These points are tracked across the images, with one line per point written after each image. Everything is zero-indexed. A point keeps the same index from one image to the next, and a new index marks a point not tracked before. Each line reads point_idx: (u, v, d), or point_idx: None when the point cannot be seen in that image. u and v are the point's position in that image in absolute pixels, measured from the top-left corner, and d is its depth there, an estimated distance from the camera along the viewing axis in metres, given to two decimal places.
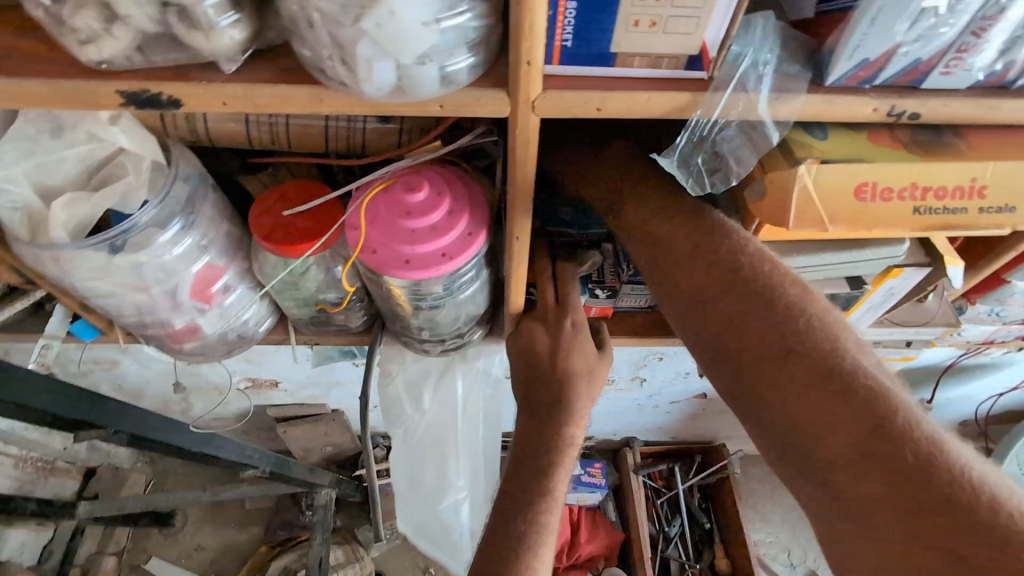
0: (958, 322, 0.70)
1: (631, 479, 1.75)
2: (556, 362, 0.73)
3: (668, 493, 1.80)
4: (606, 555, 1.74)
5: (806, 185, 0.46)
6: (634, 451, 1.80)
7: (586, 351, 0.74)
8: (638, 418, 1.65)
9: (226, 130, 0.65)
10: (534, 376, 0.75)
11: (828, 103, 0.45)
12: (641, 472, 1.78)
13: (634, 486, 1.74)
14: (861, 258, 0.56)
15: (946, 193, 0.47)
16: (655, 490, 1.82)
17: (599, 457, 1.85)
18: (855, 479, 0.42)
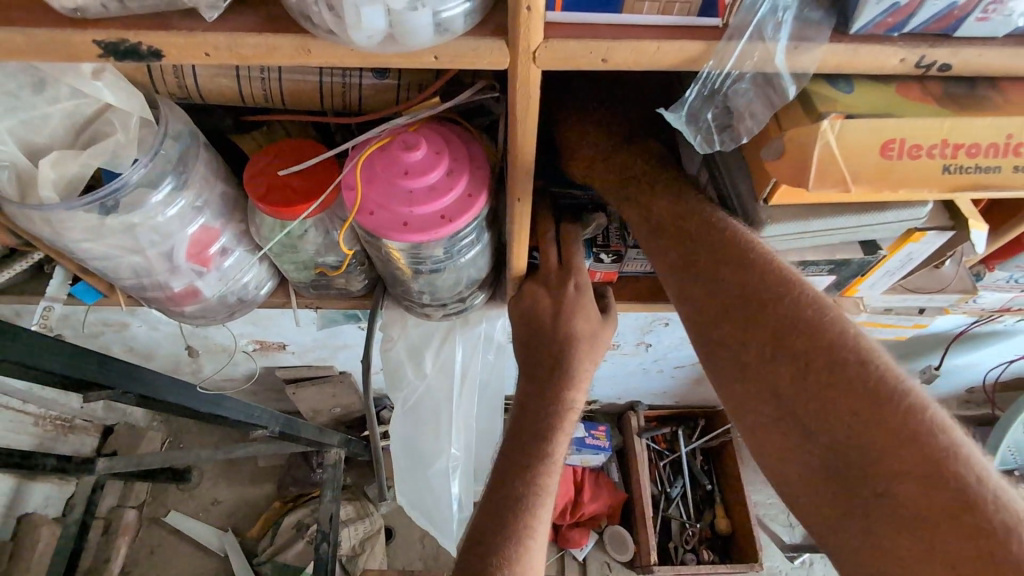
0: (974, 289, 0.67)
1: (634, 441, 1.77)
2: (557, 326, 0.73)
3: (671, 455, 1.83)
4: (608, 514, 1.79)
5: (829, 142, 0.43)
6: (638, 414, 1.81)
7: (588, 316, 0.73)
8: (643, 382, 1.65)
9: (217, 86, 0.62)
10: (534, 339, 0.74)
11: (852, 53, 0.42)
12: (644, 435, 1.79)
13: (638, 448, 1.76)
14: (879, 222, 0.53)
15: (979, 150, 0.43)
16: (659, 452, 1.84)
17: (603, 420, 1.87)
18: (877, 493, 0.43)
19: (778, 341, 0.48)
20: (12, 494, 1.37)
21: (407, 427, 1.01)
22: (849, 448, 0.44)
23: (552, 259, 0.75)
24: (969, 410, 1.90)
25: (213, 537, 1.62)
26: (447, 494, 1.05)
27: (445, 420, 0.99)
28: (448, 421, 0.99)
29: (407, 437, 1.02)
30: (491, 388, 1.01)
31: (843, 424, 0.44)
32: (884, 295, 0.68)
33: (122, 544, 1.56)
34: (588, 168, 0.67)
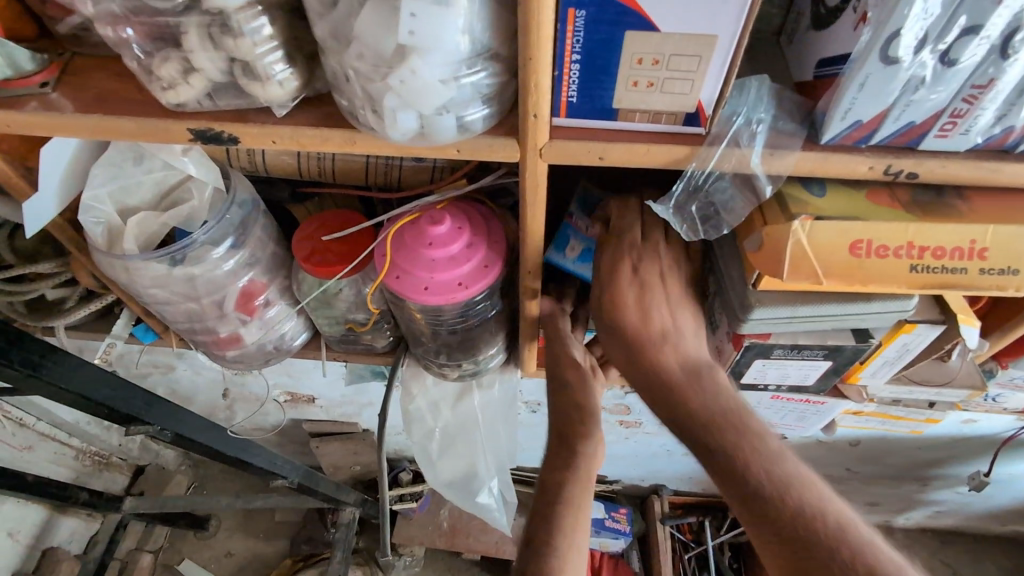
0: (984, 387, 0.67)
1: (658, 528, 1.69)
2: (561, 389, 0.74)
3: (697, 548, 1.72)
4: None
5: (800, 239, 0.48)
6: (661, 499, 1.73)
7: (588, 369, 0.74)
8: (666, 464, 1.61)
9: (280, 163, 0.73)
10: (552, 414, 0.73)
11: (823, 160, 0.47)
12: (668, 522, 1.71)
13: (660, 536, 1.67)
14: (866, 312, 0.56)
15: (944, 253, 0.47)
16: (684, 543, 1.74)
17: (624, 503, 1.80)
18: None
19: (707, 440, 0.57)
20: (43, 525, 1.42)
21: (434, 468, 1.03)
22: (773, 545, 0.50)
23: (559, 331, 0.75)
24: None
25: None
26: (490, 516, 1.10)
27: (474, 460, 1.02)
28: (479, 456, 1.02)
29: (437, 476, 1.04)
30: (509, 423, 1.01)
31: (757, 514, 0.52)
32: (887, 384, 0.69)
33: None
34: (637, 284, 0.63)
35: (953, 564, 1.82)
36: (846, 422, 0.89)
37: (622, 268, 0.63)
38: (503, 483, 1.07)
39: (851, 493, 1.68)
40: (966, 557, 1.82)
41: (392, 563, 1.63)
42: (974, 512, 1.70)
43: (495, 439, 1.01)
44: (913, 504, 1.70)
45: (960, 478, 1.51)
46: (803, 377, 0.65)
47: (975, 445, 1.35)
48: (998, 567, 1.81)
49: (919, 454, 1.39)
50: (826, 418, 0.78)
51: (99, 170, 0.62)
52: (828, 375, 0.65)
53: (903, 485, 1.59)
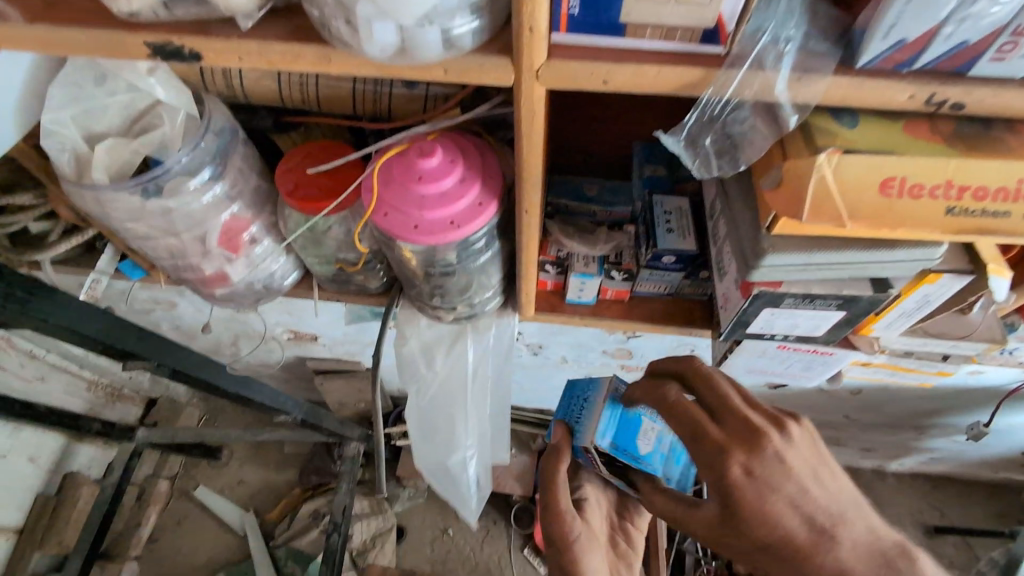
0: (1003, 340, 0.64)
1: None
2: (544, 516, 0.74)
3: None
4: None
5: (825, 176, 0.43)
6: None
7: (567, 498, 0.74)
8: None
9: (260, 88, 0.68)
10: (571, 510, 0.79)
11: (858, 86, 0.42)
12: None
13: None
14: (889, 259, 0.51)
15: (987, 194, 0.42)
16: None
17: None
18: None
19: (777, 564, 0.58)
20: (61, 453, 1.44)
21: (420, 413, 1.02)
22: None
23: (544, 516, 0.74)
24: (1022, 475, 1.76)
25: (236, 515, 1.68)
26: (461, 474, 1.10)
27: (460, 413, 1.01)
28: (462, 418, 1.02)
29: (421, 422, 1.04)
30: (498, 386, 1.01)
31: None
32: (901, 336, 0.66)
33: (152, 512, 1.63)
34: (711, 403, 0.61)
35: (941, 507, 1.86)
36: (852, 373, 0.86)
37: (732, 472, 0.56)
38: (482, 443, 1.07)
39: (848, 439, 1.70)
40: (954, 501, 1.86)
41: (397, 494, 1.68)
42: (969, 459, 1.72)
43: (483, 394, 1.00)
44: (907, 451, 1.72)
45: (959, 427, 1.51)
46: (813, 327, 0.62)
47: (979, 396, 1.33)
48: (986, 512, 1.85)
49: (920, 404, 1.38)
50: (832, 370, 0.75)
51: (57, 91, 0.57)
52: (841, 329, 0.62)
53: (900, 432, 1.60)
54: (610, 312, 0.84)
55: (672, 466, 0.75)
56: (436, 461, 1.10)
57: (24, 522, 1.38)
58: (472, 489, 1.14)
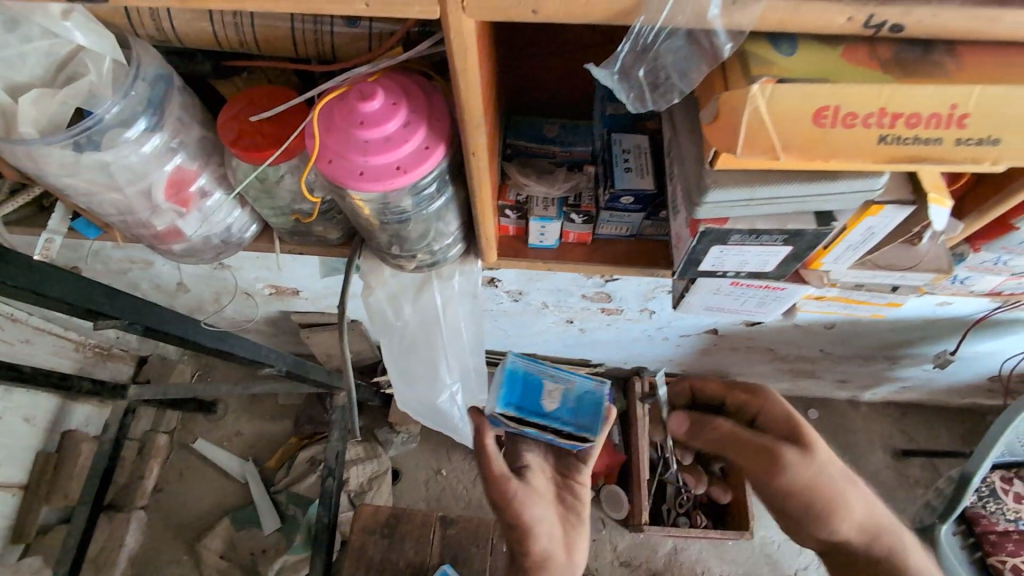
0: (950, 270, 0.64)
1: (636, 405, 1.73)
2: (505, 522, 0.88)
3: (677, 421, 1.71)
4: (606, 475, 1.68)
5: (759, 107, 0.42)
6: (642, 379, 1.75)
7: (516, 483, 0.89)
8: (649, 349, 1.64)
9: (194, 30, 0.64)
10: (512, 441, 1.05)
11: (795, 9, 0.40)
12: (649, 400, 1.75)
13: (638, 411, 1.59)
14: (830, 192, 0.51)
15: (919, 121, 0.41)
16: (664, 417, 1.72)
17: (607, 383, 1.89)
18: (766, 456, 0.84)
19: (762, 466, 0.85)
20: (57, 411, 1.47)
21: (398, 358, 1.03)
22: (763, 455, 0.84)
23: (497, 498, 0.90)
24: (987, 399, 1.84)
25: (235, 464, 1.73)
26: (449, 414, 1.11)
27: (437, 356, 1.01)
28: (442, 359, 1.02)
29: (399, 367, 1.03)
30: (475, 328, 1.00)
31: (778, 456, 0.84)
32: (851, 269, 0.67)
33: (154, 465, 1.69)
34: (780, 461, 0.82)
35: (911, 432, 1.95)
36: (809, 307, 0.88)
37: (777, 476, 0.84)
38: (466, 383, 1.07)
39: (824, 372, 1.76)
40: (925, 426, 1.95)
41: (390, 439, 1.74)
42: (938, 387, 1.79)
43: (459, 337, 1.00)
44: (880, 381, 1.78)
45: (928, 356, 1.56)
46: (762, 263, 0.62)
47: (947, 326, 1.37)
48: (953, 435, 1.94)
49: (890, 336, 1.42)
50: (786, 304, 0.76)
51: None
52: (787, 259, 0.61)
53: (873, 364, 1.65)
54: (572, 255, 0.85)
55: (581, 416, 1.00)
56: (420, 404, 1.10)
57: (29, 479, 1.42)
58: (466, 427, 1.13)
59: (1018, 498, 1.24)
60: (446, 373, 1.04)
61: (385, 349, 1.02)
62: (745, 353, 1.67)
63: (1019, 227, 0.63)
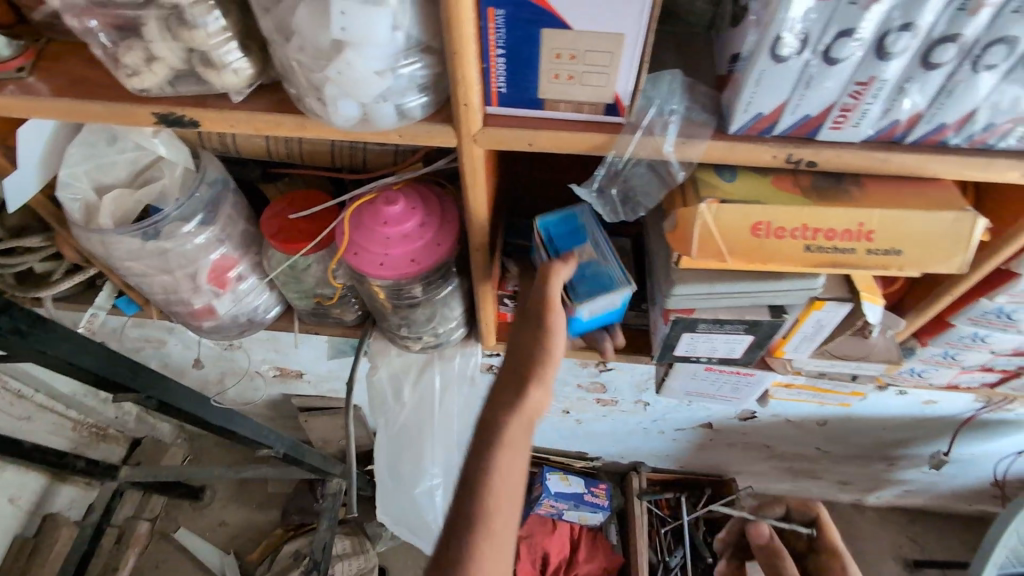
0: (899, 359, 0.72)
1: (636, 503, 1.84)
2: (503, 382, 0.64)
3: (673, 522, 1.86)
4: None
5: (707, 220, 0.52)
6: (640, 475, 1.88)
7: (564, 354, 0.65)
8: (644, 442, 1.74)
9: (250, 144, 0.78)
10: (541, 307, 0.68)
11: (731, 148, 0.52)
12: (646, 497, 1.86)
13: (637, 510, 1.82)
14: (775, 289, 0.61)
15: (834, 235, 0.52)
16: (661, 518, 1.89)
17: (605, 478, 1.97)
18: None
19: None
20: (43, 493, 1.47)
21: (393, 441, 1.08)
22: None
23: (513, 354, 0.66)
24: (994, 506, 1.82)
25: (216, 556, 1.68)
26: (429, 507, 1.13)
27: (428, 443, 1.06)
28: (428, 447, 1.07)
29: (393, 450, 1.09)
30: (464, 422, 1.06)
31: None
32: (812, 358, 0.74)
33: (132, 555, 1.63)
34: None
35: (920, 541, 1.90)
36: (781, 395, 0.93)
37: None
38: (449, 475, 1.11)
39: (823, 472, 1.76)
40: (934, 535, 1.90)
41: (379, 533, 1.70)
42: (941, 491, 1.78)
43: (450, 428, 1.05)
44: (881, 483, 1.78)
45: (923, 457, 1.58)
46: (730, 349, 0.70)
47: (933, 425, 1.42)
48: (964, 545, 1.89)
49: (881, 435, 1.46)
50: (758, 391, 0.83)
51: (75, 150, 0.67)
52: (762, 338, 0.67)
53: (870, 464, 1.66)
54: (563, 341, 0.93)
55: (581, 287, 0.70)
56: (403, 492, 1.13)
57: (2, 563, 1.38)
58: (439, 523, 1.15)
59: None
60: (432, 460, 1.08)
61: (381, 430, 1.07)
62: (742, 450, 1.70)
63: (955, 324, 0.72)
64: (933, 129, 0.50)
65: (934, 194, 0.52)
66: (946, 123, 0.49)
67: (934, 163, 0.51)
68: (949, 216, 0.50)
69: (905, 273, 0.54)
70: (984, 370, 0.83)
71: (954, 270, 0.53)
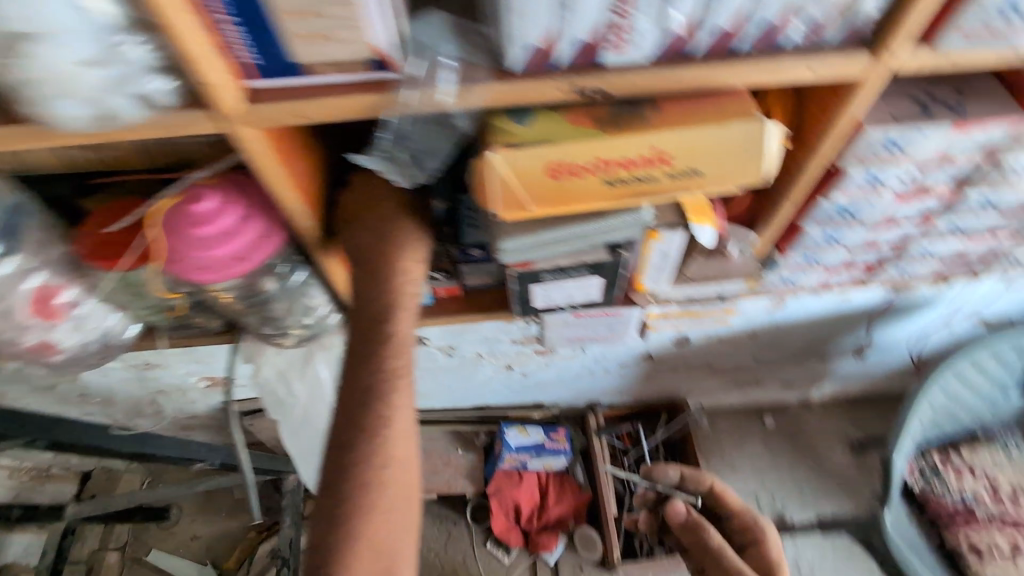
0: (757, 271, 0.76)
1: (595, 441, 1.85)
2: (357, 318, 0.61)
3: (635, 451, 1.92)
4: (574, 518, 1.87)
5: (502, 173, 0.49)
6: (596, 414, 1.89)
7: (417, 264, 0.65)
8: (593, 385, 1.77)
9: (44, 157, 0.68)
10: (362, 215, 0.67)
11: (513, 87, 0.48)
12: (605, 433, 1.88)
13: (599, 447, 1.84)
14: (605, 228, 0.58)
15: (634, 165, 0.50)
16: (624, 448, 1.94)
17: (564, 424, 1.92)
18: None
19: None
20: None
21: (293, 433, 1.06)
22: None
23: (364, 258, 0.64)
24: None
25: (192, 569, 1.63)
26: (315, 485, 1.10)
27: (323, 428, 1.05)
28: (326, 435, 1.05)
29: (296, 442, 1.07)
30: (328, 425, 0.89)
31: None
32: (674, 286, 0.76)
33: None
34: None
35: (866, 426, 1.99)
36: (659, 328, 0.96)
37: None
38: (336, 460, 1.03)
39: (766, 377, 1.83)
40: (877, 416, 2.01)
41: None
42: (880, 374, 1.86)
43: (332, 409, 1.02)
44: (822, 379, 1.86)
45: (849, 347, 1.65)
46: (587, 294, 0.69)
47: (849, 315, 1.49)
48: None
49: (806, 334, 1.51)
50: (632, 326, 0.86)
51: None
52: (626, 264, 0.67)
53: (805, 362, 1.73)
54: (446, 309, 0.91)
55: None
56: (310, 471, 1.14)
57: None
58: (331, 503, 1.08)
59: (957, 472, 1.63)
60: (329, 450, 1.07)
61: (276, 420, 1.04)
62: (685, 373, 1.74)
63: (805, 228, 0.72)
64: (712, 36, 0.47)
65: (733, 104, 0.50)
66: (722, 27, 0.46)
67: (730, 72, 0.49)
68: (741, 126, 0.48)
69: (716, 190, 0.54)
70: (845, 272, 0.87)
71: (760, 182, 0.53)
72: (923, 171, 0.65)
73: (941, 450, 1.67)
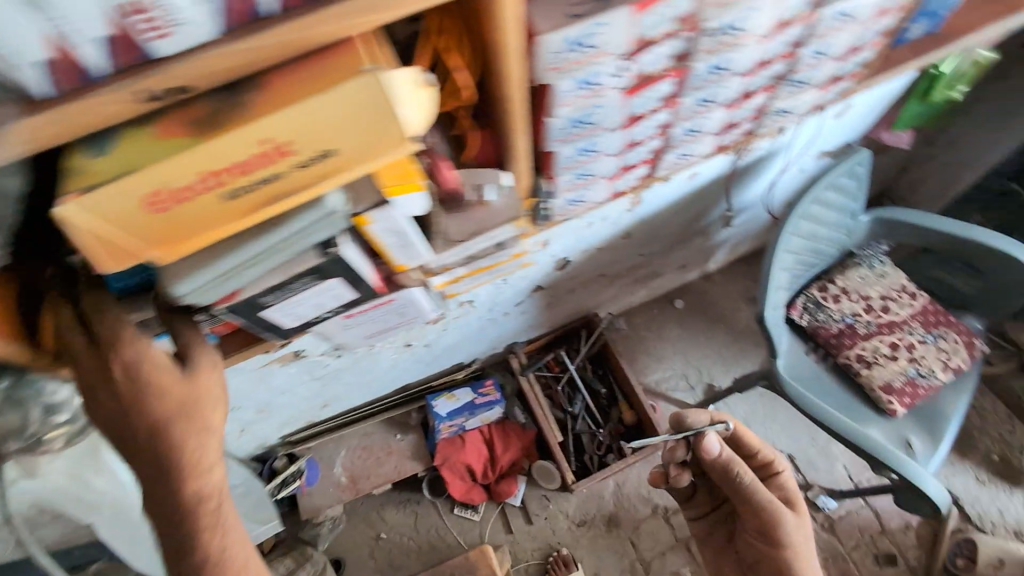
0: (518, 211, 1.11)
1: (523, 380, 2.39)
2: (160, 494, 0.86)
3: (563, 376, 2.46)
4: (527, 454, 2.40)
5: (88, 208, 0.65)
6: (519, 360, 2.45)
7: (211, 404, 0.91)
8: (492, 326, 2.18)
9: None
10: (125, 391, 0.85)
11: (79, 109, 0.62)
12: (528, 370, 2.43)
13: (534, 395, 2.37)
14: (274, 239, 0.81)
15: (231, 167, 0.68)
16: (554, 375, 2.48)
17: (491, 374, 2.48)
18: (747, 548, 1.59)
19: (761, 531, 1.51)
20: None
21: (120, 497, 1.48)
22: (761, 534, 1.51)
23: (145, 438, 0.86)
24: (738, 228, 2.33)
25: None
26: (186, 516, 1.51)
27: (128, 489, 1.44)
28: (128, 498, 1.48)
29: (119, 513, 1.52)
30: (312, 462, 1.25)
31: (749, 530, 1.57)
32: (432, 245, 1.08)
33: None
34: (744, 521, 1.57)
35: None
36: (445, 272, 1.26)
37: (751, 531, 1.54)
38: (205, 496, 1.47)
39: (609, 270, 2.16)
40: None
41: None
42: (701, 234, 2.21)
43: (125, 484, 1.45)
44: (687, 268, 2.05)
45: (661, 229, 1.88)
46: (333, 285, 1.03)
47: (695, 186, 1.81)
48: None
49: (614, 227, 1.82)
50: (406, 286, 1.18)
51: None
52: (359, 238, 0.98)
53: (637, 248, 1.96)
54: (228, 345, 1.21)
55: None
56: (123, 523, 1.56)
57: None
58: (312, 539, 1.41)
59: (832, 300, 1.99)
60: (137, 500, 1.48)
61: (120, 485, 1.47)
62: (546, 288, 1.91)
63: (551, 118, 0.98)
64: (165, 45, 0.61)
65: (328, 67, 0.69)
66: (163, 38, 0.60)
67: (255, 48, 0.64)
68: (321, 101, 0.67)
69: (366, 157, 0.75)
70: (624, 173, 1.26)
71: (380, 151, 0.74)
72: (630, 62, 0.94)
73: (816, 287, 2.02)
